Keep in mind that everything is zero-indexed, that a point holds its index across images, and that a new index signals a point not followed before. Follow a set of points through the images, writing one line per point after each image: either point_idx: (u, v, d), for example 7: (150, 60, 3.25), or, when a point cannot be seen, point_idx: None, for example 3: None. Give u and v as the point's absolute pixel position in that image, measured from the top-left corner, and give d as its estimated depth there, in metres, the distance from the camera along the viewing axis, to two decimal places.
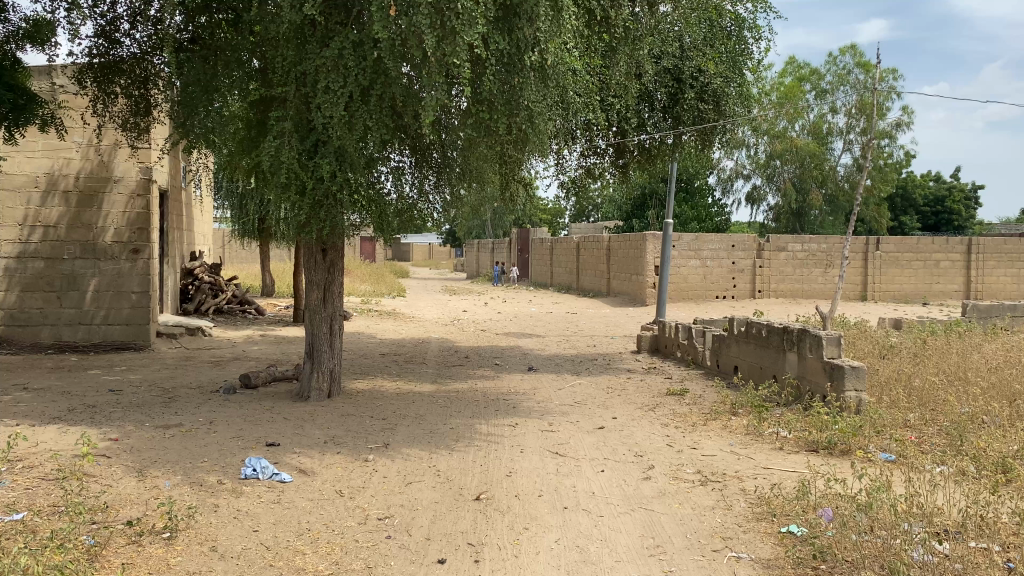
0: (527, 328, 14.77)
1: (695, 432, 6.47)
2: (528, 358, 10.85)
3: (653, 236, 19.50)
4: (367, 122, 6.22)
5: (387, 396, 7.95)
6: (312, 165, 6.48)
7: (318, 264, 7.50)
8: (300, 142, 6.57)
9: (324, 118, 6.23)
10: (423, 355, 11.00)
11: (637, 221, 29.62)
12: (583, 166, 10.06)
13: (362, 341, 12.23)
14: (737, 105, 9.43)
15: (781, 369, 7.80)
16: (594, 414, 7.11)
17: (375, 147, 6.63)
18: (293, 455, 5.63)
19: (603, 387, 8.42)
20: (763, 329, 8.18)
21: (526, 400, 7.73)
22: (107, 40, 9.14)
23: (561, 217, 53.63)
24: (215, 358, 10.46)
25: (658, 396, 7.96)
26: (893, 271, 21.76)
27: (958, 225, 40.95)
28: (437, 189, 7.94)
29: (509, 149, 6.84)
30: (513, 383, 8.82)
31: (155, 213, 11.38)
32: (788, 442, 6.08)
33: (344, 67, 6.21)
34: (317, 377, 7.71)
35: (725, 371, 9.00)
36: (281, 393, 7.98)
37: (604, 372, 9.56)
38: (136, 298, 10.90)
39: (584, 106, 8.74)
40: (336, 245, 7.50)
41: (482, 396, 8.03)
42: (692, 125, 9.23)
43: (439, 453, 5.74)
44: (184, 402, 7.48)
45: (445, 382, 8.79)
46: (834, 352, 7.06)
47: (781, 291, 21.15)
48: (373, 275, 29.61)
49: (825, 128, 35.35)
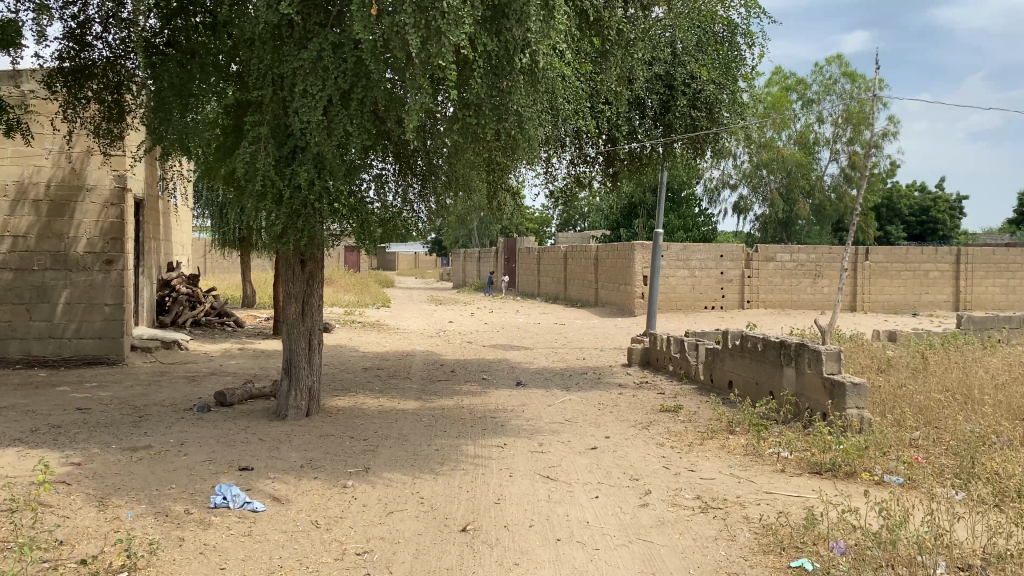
0: (514, 340, 14.46)
1: (692, 453, 6.18)
2: (516, 372, 10.54)
3: (641, 245, 19.27)
4: (348, 128, 5.91)
5: (369, 415, 7.62)
6: (289, 172, 6.18)
7: (296, 276, 7.21)
8: (277, 148, 6.27)
9: (302, 124, 5.92)
10: (408, 369, 10.67)
11: (624, 231, 29.44)
12: (572, 174, 9.79)
13: (345, 354, 11.88)
14: (730, 113, 9.17)
15: (778, 386, 7.52)
16: (586, 434, 6.80)
17: (356, 153, 6.32)
18: (268, 481, 5.29)
19: (594, 403, 8.13)
20: (759, 343, 7.91)
21: (515, 418, 7.42)
22: (77, 43, 8.80)
23: (548, 227, 53.50)
24: (191, 373, 10.09)
25: (651, 412, 7.66)
26: (882, 281, 21.61)
27: (943, 235, 41.09)
28: (423, 198, 7.64)
29: (497, 156, 6.54)
30: (501, 399, 8.50)
31: (129, 222, 11.03)
32: (789, 463, 5.81)
33: (324, 69, 5.90)
34: (295, 395, 7.38)
35: (718, 386, 8.73)
36: (258, 411, 7.62)
37: (594, 386, 9.26)
38: (109, 311, 10.53)
39: (575, 112, 8.46)
40: (315, 256, 7.21)
41: (468, 413, 7.71)
42: (684, 133, 8.98)
43: (423, 478, 5.42)
44: (155, 422, 7.11)
45: (430, 398, 8.47)
46: (834, 367, 6.81)
47: (770, 301, 20.96)
48: (357, 285, 29.23)
49: (811, 138, 35.35)
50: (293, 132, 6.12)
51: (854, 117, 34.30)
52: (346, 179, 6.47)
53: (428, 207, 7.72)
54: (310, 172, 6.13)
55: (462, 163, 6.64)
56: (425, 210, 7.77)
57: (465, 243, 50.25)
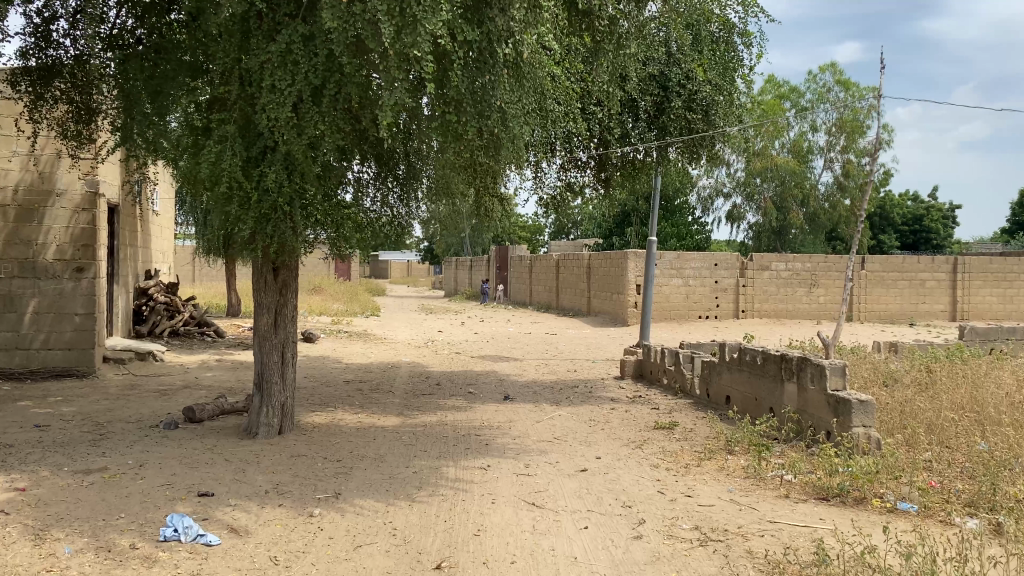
0: (503, 350, 14.03)
1: (689, 476, 5.76)
2: (504, 385, 10.12)
3: (635, 254, 18.88)
4: (320, 126, 5.51)
5: (346, 432, 7.18)
6: (257, 174, 5.76)
7: (268, 285, 6.80)
8: (245, 148, 5.85)
9: (271, 121, 5.51)
10: (391, 381, 10.23)
11: (616, 239, 29.07)
12: (562, 179, 9.39)
13: (326, 366, 11.44)
14: (728, 115, 8.77)
15: (778, 402, 7.13)
16: (575, 454, 6.37)
17: (330, 153, 5.92)
18: (227, 509, 4.85)
19: (584, 419, 7.71)
20: (759, 356, 7.52)
21: (500, 437, 6.99)
22: (43, 39, 8.26)
23: (540, 235, 53.18)
24: (163, 386, 9.63)
25: (645, 430, 7.24)
26: (879, 291, 21.27)
27: (936, 244, 40.92)
28: (403, 202, 7.23)
29: (480, 157, 6.14)
30: (487, 414, 8.08)
31: (103, 228, 10.59)
32: (793, 487, 5.41)
33: (293, 63, 5.50)
34: (267, 412, 6.94)
35: (715, 401, 8.32)
36: (227, 429, 7.18)
37: (585, 401, 8.84)
38: (80, 321, 10.07)
39: (565, 114, 8.06)
40: (288, 263, 6.81)
41: (451, 431, 7.28)
42: (679, 136, 8.58)
43: (397, 505, 4.99)
44: (116, 440, 6.66)
45: (411, 414, 8.04)
46: (839, 383, 6.43)
47: (766, 311, 20.60)
48: (347, 293, 28.75)
49: (805, 146, 35.08)
50: (262, 130, 5.71)
51: (848, 125, 34.06)
52: (320, 181, 6.06)
53: (408, 212, 7.30)
54: (279, 174, 5.72)
55: (444, 163, 6.25)
56: (406, 216, 7.36)
57: (457, 250, 49.84)
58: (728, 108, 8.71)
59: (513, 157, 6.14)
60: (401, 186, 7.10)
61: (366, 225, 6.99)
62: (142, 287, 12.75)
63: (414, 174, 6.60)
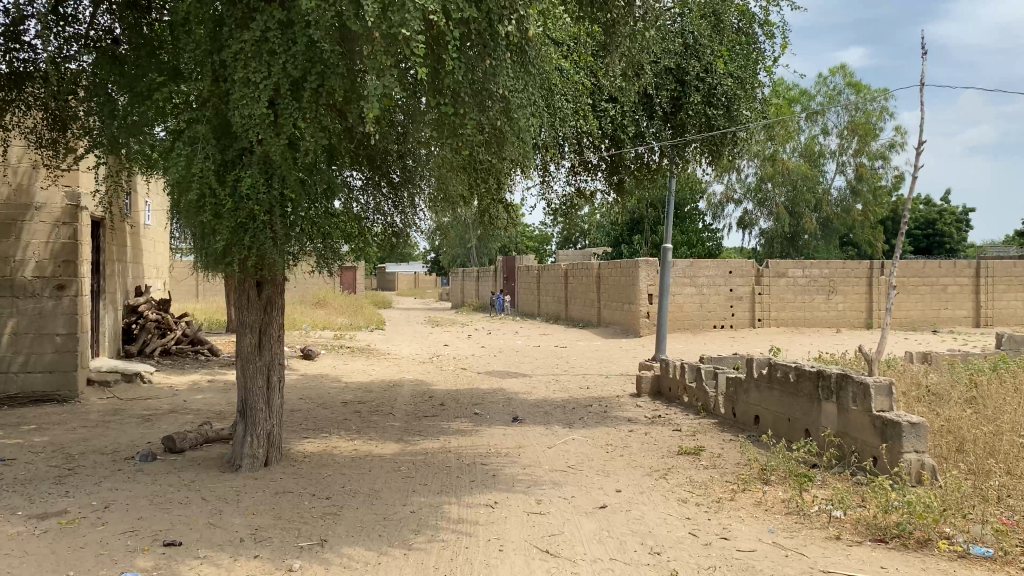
0: (511, 365, 13.39)
1: (722, 513, 5.09)
2: (512, 404, 9.46)
3: (646, 262, 18.22)
4: (301, 125, 4.90)
5: (339, 463, 6.53)
6: (231, 179, 5.17)
7: (251, 303, 6.17)
8: (218, 150, 5.26)
9: (243, 119, 4.91)
10: (392, 402, 9.59)
11: (625, 247, 28.42)
12: (571, 183, 8.77)
13: (324, 386, 10.82)
14: (752, 111, 8.11)
15: (816, 426, 6.47)
16: (593, 487, 5.71)
17: (314, 155, 5.31)
18: (193, 563, 4.20)
19: (600, 445, 7.04)
20: (791, 373, 6.87)
21: (508, 466, 6.33)
22: (13, 39, 7.71)
23: (548, 244, 52.58)
24: (149, 410, 9.01)
25: (668, 456, 6.58)
26: (899, 297, 20.55)
27: (950, 248, 40.17)
28: (397, 208, 6.63)
29: (482, 155, 5.53)
30: (494, 439, 7.42)
31: (86, 243, 10.04)
32: (844, 526, 4.73)
33: (270, 54, 4.90)
34: (251, 443, 6.30)
35: (743, 422, 7.65)
36: (209, 461, 6.53)
37: (600, 422, 8.18)
38: (61, 341, 9.46)
39: (574, 112, 7.44)
40: (272, 279, 6.21)
41: (455, 459, 6.62)
42: (698, 134, 7.94)
43: (390, 555, 4.33)
44: (84, 476, 6.03)
45: (412, 440, 7.38)
46: (884, 404, 5.78)
47: (783, 319, 19.89)
48: (352, 307, 28.18)
49: (817, 149, 34.37)
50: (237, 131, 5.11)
51: (860, 128, 33.36)
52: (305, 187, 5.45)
53: (402, 219, 6.71)
54: (257, 179, 5.11)
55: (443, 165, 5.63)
56: (399, 223, 6.76)
57: (464, 260, 49.24)
58: (753, 104, 8.05)
59: (519, 156, 5.53)
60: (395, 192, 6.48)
61: (356, 232, 6.41)
62: (132, 305, 12.15)
63: (410, 180, 5.99)
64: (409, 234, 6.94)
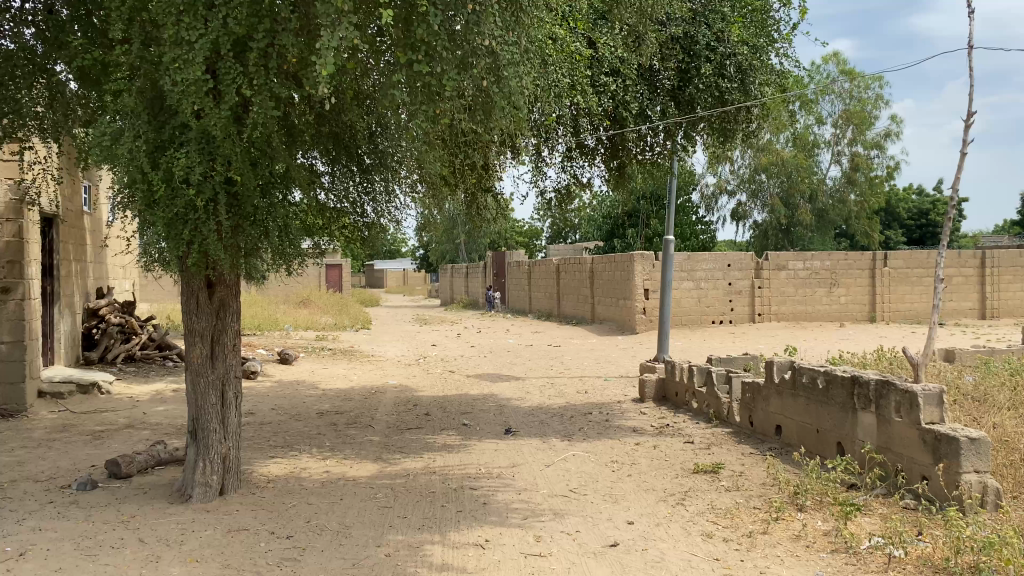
0: (503, 367, 12.57)
1: (756, 551, 4.28)
2: (505, 411, 8.64)
3: (641, 256, 17.43)
4: (247, 93, 4.06)
5: (308, 490, 5.69)
6: (165, 159, 4.34)
7: (200, 307, 5.39)
8: (151, 127, 4.43)
9: (175, 88, 4.07)
10: (372, 412, 8.75)
11: (618, 241, 27.65)
12: (565, 168, 7.96)
13: (300, 394, 9.96)
14: (770, 84, 7.29)
15: (852, 438, 5.67)
16: (600, 517, 4.89)
17: (264, 130, 4.49)
18: None
19: (605, 462, 6.23)
20: (820, 377, 6.09)
21: (502, 491, 5.50)
22: None
23: (538, 239, 51.84)
24: (102, 425, 8.13)
25: (683, 476, 5.77)
26: (903, 289, 19.81)
27: (944, 238, 39.63)
28: (369, 198, 5.81)
29: (464, 124, 4.72)
30: (484, 455, 6.59)
31: (34, 240, 9.11)
32: (906, 569, 3.92)
33: (206, 6, 4.07)
34: (204, 469, 5.43)
35: (761, 431, 6.87)
36: (158, 491, 5.68)
37: (602, 432, 7.37)
38: (6, 350, 8.53)
39: (569, 86, 6.63)
40: (224, 277, 5.41)
41: (440, 483, 5.80)
42: (708, 109, 7.13)
43: None
44: (8, 512, 5.16)
45: (393, 459, 6.55)
46: (933, 415, 5.00)
47: (784, 314, 19.13)
48: (337, 306, 27.23)
49: (811, 138, 33.49)
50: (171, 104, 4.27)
51: (855, 117, 32.59)
52: (257, 172, 4.62)
53: (375, 209, 5.89)
54: (196, 161, 4.27)
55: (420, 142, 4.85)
56: (370, 214, 5.96)
57: (454, 258, 48.32)
58: (771, 77, 7.25)
59: (509, 127, 4.76)
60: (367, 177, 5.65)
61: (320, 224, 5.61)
62: (92, 308, 11.23)
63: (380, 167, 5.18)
64: (382, 227, 6.14)
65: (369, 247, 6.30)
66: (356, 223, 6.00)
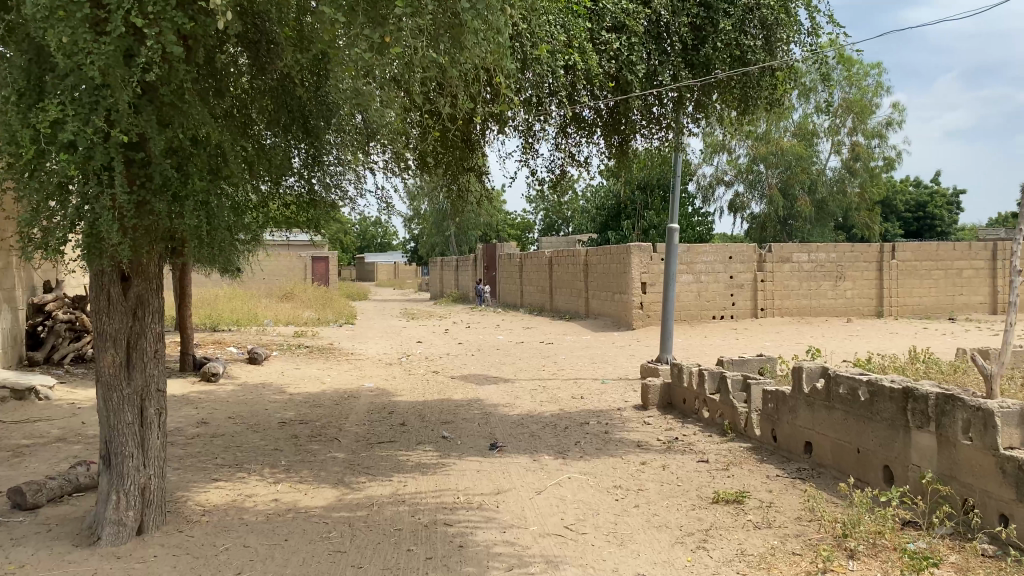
0: (491, 368, 11.58)
1: None
2: (491, 421, 7.66)
3: (639, 247, 16.46)
4: (135, 21, 3.05)
5: (249, 527, 4.70)
6: (42, 112, 3.34)
7: (112, 306, 4.39)
8: (26, 72, 3.43)
9: (41, 17, 3.07)
10: (341, 422, 7.75)
11: (612, 232, 26.66)
12: (558, 142, 7.03)
13: (264, 400, 8.95)
14: (798, 42, 6.34)
15: (903, 461, 4.71)
16: (603, 567, 3.92)
17: (172, 76, 3.49)
18: None
19: (606, 488, 5.26)
20: (862, 389, 5.13)
21: (485, 529, 4.52)
22: None
23: (531, 232, 50.91)
24: (30, 438, 7.10)
25: (702, 509, 4.80)
26: (912, 282, 18.89)
27: (941, 231, 38.79)
28: (318, 169, 4.86)
29: (429, 56, 3.78)
30: (463, 477, 5.62)
31: None
32: None
33: None
34: (117, 504, 4.40)
35: (786, 447, 5.93)
36: (67, 528, 4.66)
37: (602, 447, 6.40)
38: None
39: (566, 41, 5.71)
40: (140, 263, 4.41)
41: (409, 516, 4.81)
42: (727, 69, 6.19)
43: None
44: None
45: (357, 483, 5.55)
46: (1012, 439, 4.03)
47: (787, 308, 18.19)
48: (321, 299, 26.18)
49: (811, 126, 32.23)
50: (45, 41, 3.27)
51: (856, 105, 31.63)
52: (167, 133, 3.61)
53: (324, 182, 4.95)
54: (81, 115, 3.28)
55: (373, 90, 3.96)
56: (314, 187, 5.01)
57: (444, 251, 47.21)
58: (800, 37, 6.32)
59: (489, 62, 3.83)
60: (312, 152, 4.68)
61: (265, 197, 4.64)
62: (37, 305, 10.44)
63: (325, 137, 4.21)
64: (329, 197, 5.22)
65: (313, 216, 5.41)
66: (297, 195, 5.06)
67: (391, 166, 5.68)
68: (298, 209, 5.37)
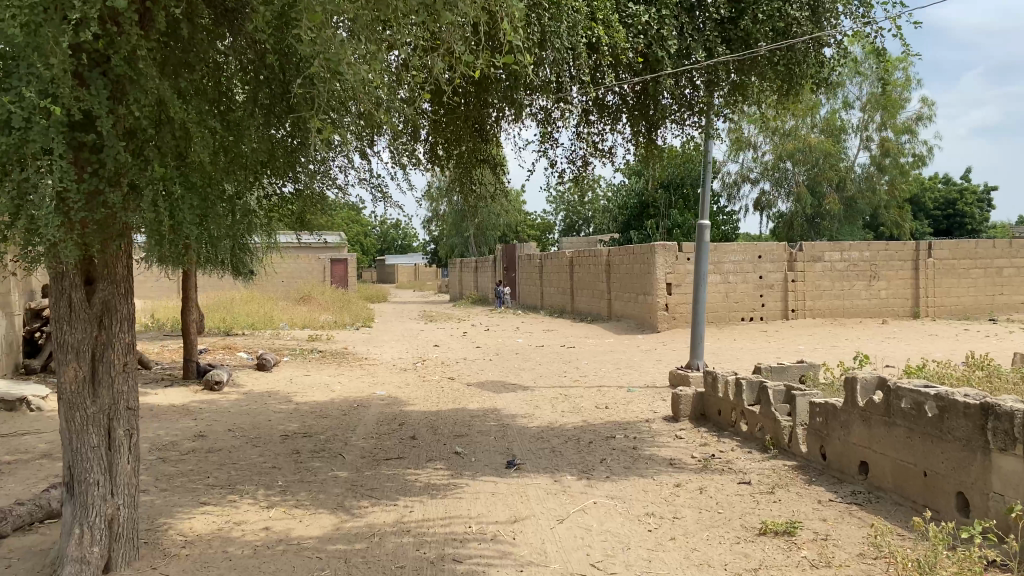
0: (509, 374, 10.98)
1: None
2: (509, 434, 7.08)
3: (663, 247, 15.81)
4: None
5: (232, 562, 4.15)
6: None
7: (73, 313, 3.83)
8: None
9: None
10: (347, 435, 7.19)
11: (635, 232, 26.00)
12: (581, 130, 6.48)
13: (267, 410, 8.41)
14: (846, 14, 5.75)
15: (982, 487, 4.07)
16: None
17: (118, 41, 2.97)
18: None
19: (638, 516, 4.66)
20: (930, 403, 4.49)
21: (498, 567, 3.94)
22: None
23: (551, 233, 50.30)
24: (14, 454, 6.61)
25: (747, 544, 4.18)
26: (950, 282, 18.07)
27: (972, 229, 37.69)
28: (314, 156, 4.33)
29: None
30: (476, 501, 5.04)
31: None
32: None
33: None
34: (80, 540, 3.86)
35: (839, 467, 5.29)
36: (28, 563, 4.14)
37: (630, 466, 5.80)
38: None
39: (589, 13, 5.17)
40: (104, 263, 3.86)
41: (413, 551, 4.23)
42: (769, 44, 5.61)
43: None
44: None
45: (358, 508, 4.99)
46: None
47: (819, 310, 17.46)
48: (338, 302, 25.75)
49: (839, 122, 31.36)
50: None
51: (885, 100, 30.71)
52: (118, 111, 3.09)
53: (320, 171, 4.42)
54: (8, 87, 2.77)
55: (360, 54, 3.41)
56: (304, 179, 4.50)
57: (463, 253, 46.68)
58: (850, 7, 5.72)
59: None
60: (298, 143, 4.14)
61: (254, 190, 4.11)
62: (37, 310, 10.18)
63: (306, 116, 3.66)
64: (313, 186, 4.70)
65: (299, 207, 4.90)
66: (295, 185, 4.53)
67: (387, 149, 5.17)
68: (285, 201, 4.85)
